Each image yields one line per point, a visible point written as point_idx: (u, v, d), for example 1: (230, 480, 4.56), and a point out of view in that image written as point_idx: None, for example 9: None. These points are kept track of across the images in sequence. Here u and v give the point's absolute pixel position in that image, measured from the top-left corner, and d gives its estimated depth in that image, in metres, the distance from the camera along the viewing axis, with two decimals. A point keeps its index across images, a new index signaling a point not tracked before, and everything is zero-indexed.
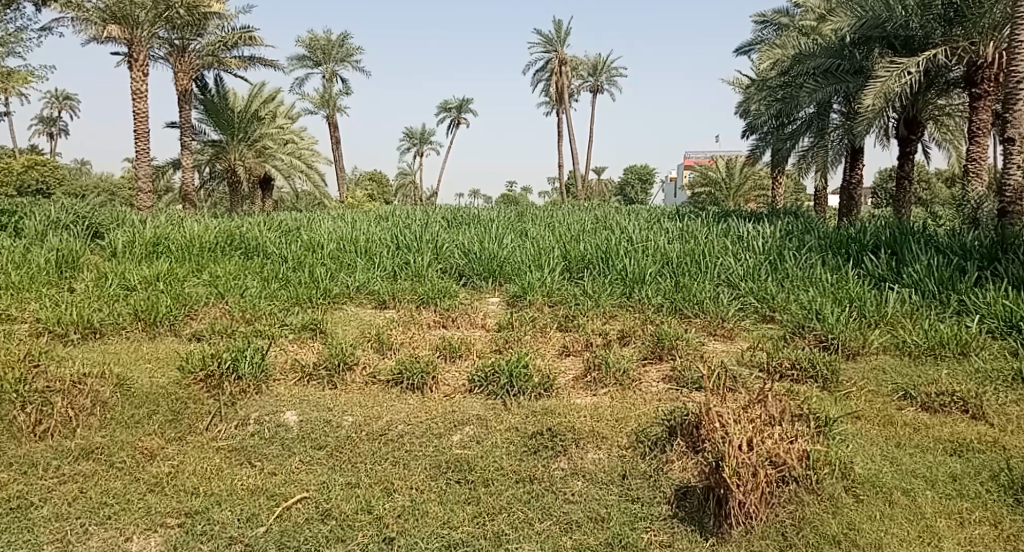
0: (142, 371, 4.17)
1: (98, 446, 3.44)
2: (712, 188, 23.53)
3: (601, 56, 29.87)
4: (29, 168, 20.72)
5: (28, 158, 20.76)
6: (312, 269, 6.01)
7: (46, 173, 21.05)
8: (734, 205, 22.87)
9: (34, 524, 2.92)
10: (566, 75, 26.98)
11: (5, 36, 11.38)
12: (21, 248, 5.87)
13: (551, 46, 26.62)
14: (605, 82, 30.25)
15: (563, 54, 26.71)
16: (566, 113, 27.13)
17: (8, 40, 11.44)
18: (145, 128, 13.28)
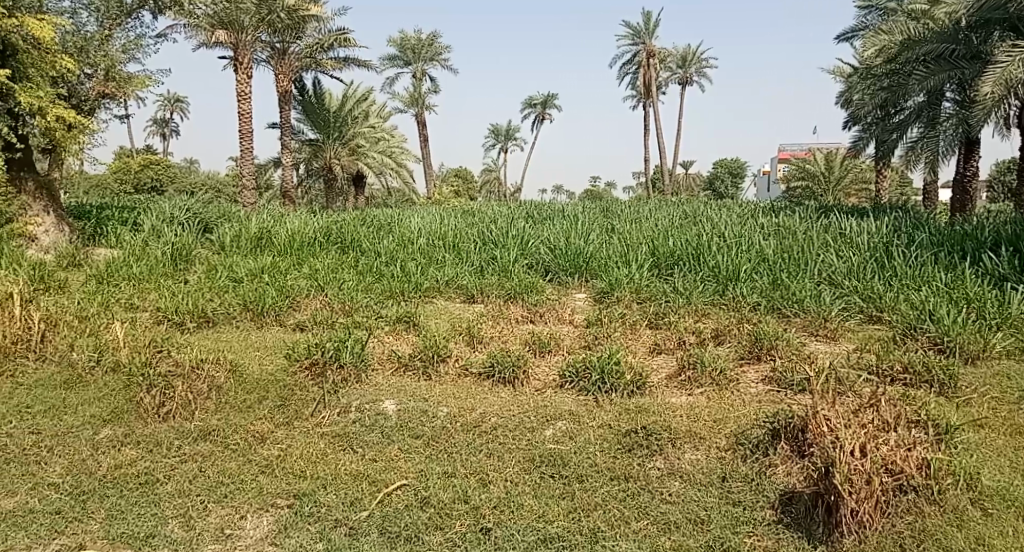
0: (252, 358, 4.42)
1: (215, 428, 3.66)
2: (809, 181, 22.60)
3: (690, 47, 29.15)
4: (144, 166, 22.15)
5: (144, 158, 22.32)
6: (404, 264, 6.18)
7: (160, 171, 22.45)
8: (833, 199, 21.85)
9: (161, 499, 3.11)
10: (654, 68, 26.42)
11: (127, 43, 12.18)
12: (141, 242, 6.30)
13: (638, 39, 26.19)
14: (695, 73, 29.53)
15: (651, 47, 26.22)
16: (653, 105, 26.61)
17: (130, 47, 12.26)
18: (249, 129, 13.97)
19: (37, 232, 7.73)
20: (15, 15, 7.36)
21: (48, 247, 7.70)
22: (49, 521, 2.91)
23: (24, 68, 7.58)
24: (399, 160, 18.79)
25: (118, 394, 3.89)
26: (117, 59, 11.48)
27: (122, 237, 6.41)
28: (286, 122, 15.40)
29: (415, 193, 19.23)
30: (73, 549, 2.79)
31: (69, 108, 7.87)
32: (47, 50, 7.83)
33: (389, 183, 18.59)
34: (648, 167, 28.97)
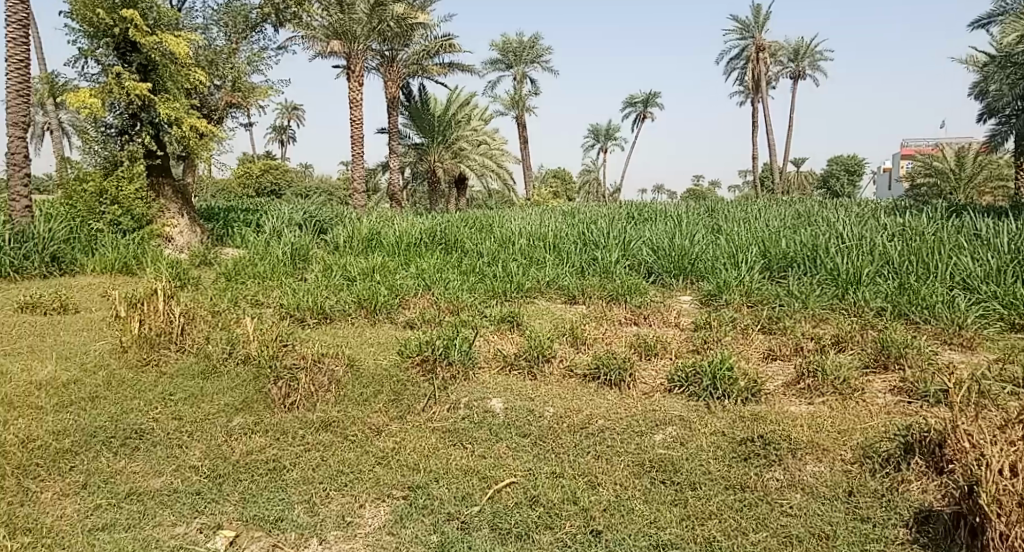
0: (367, 354, 4.62)
1: (335, 419, 3.85)
2: (938, 180, 20.98)
3: (803, 39, 27.86)
4: (264, 172, 23.60)
5: (263, 164, 23.81)
6: (506, 264, 6.24)
7: (278, 176, 23.88)
8: (966, 198, 20.31)
9: (288, 485, 3.30)
10: (764, 62, 25.42)
11: (252, 56, 13.04)
12: (263, 242, 6.73)
13: (748, 33, 25.30)
14: (808, 67, 28.22)
15: (761, 41, 25.26)
16: (763, 101, 25.60)
17: (255, 60, 13.11)
18: (360, 134, 14.59)
19: (173, 234, 8.44)
20: (156, 32, 8.08)
21: (183, 247, 8.40)
22: (191, 501, 3.13)
23: (164, 81, 8.30)
24: (500, 162, 19.06)
25: (248, 385, 4.17)
26: (243, 70, 12.29)
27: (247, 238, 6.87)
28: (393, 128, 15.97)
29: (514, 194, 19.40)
30: (212, 528, 2.99)
31: (201, 117, 8.54)
32: (183, 64, 8.53)
33: (489, 185, 18.90)
34: (756, 165, 27.88)
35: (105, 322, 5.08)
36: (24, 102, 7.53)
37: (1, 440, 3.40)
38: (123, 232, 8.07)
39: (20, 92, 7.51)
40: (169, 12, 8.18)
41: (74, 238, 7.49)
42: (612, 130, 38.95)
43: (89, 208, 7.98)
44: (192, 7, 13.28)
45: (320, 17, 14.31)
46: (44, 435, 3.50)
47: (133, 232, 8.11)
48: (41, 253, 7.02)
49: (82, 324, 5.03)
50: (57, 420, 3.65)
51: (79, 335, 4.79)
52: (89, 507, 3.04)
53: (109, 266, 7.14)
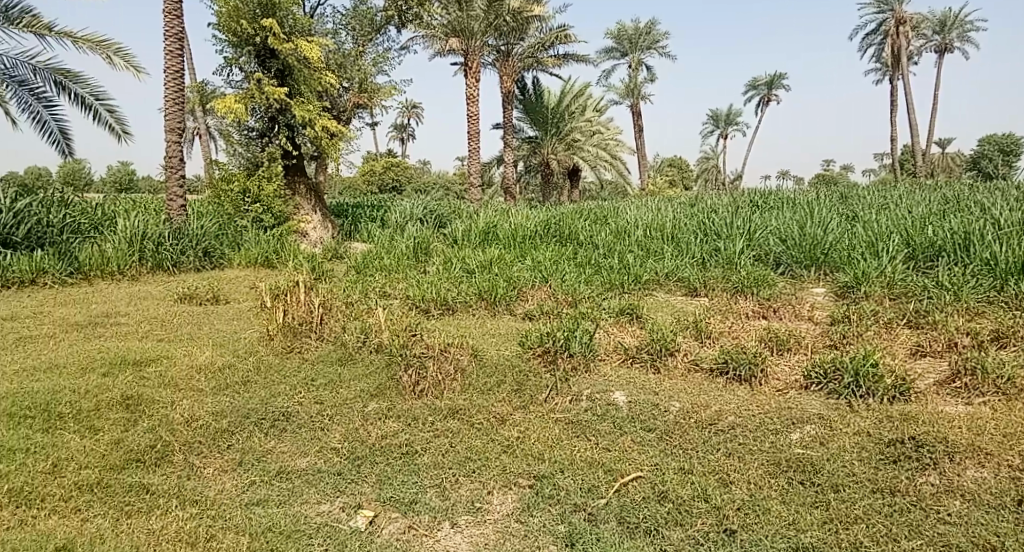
0: (490, 344, 4.72)
1: (461, 407, 3.96)
2: None
3: (950, 8, 25.47)
4: (385, 169, 24.67)
5: (384, 161, 24.90)
6: (622, 256, 6.14)
7: (400, 173, 24.87)
8: None
9: (419, 469, 3.43)
10: (905, 36, 23.47)
11: (376, 57, 13.63)
12: (388, 236, 7.03)
13: (886, 5, 23.45)
14: (956, 38, 25.79)
15: (901, 13, 23.34)
16: (902, 78, 23.65)
17: (378, 61, 13.70)
18: (477, 129, 14.91)
19: (307, 229, 9.00)
20: (292, 39, 8.64)
21: (316, 241, 8.93)
22: (333, 481, 3.32)
23: (298, 84, 8.85)
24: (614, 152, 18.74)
25: (381, 372, 4.37)
26: (368, 72, 12.88)
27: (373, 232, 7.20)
28: (508, 122, 16.20)
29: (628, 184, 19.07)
30: (353, 507, 3.16)
31: (331, 118, 9.04)
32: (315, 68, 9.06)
33: (603, 176, 18.67)
34: (895, 147, 25.84)
35: (251, 311, 5.50)
36: (180, 109, 8.26)
37: (169, 418, 3.75)
38: (264, 228, 8.70)
39: (177, 101, 8.24)
40: (302, 19, 8.72)
41: (223, 234, 8.13)
42: (733, 115, 37.42)
43: (235, 207, 8.67)
44: (320, 14, 14.06)
45: (439, 16, 14.71)
46: (205, 415, 3.83)
47: (273, 229, 8.73)
48: (195, 247, 7.68)
49: (232, 313, 5.48)
50: (216, 402, 3.99)
51: (230, 324, 5.21)
52: (245, 482, 3.30)
53: (254, 261, 7.74)
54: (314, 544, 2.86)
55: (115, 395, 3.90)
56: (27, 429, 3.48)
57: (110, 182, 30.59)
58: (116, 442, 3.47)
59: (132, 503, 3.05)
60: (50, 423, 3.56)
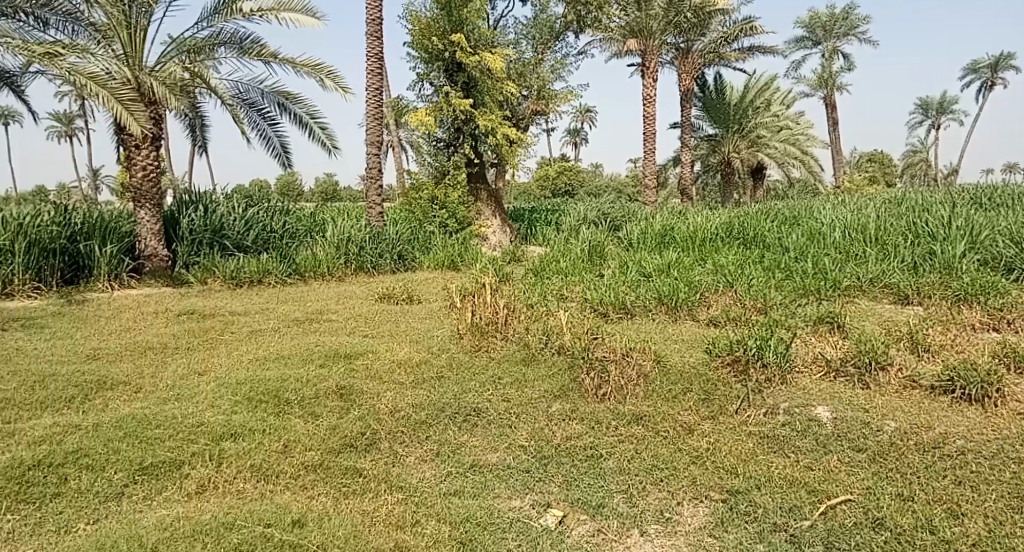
0: (674, 350, 4.60)
1: (646, 414, 3.90)
2: None
3: None
4: (560, 174, 25.06)
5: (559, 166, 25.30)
6: (816, 259, 5.72)
7: (574, 177, 25.12)
8: None
9: (605, 473, 3.41)
10: None
11: (555, 64, 13.92)
12: (563, 240, 7.15)
13: None
14: None
15: None
16: None
17: (557, 67, 13.94)
18: (652, 130, 14.66)
19: (487, 233, 9.48)
20: (477, 51, 9.06)
21: (495, 245, 9.35)
22: (522, 478, 3.41)
23: (482, 95, 9.27)
24: (804, 148, 17.19)
25: (564, 374, 4.43)
26: (546, 78, 13.16)
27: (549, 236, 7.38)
28: (687, 121, 15.85)
29: (820, 183, 17.40)
30: (543, 505, 3.21)
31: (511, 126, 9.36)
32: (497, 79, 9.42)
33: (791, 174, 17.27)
34: None
35: (440, 311, 5.83)
36: (379, 124, 8.98)
37: (375, 409, 4.08)
38: (449, 233, 9.20)
39: (375, 116, 8.96)
40: (486, 32, 9.11)
41: (414, 238, 8.73)
42: (946, 103, 33.41)
43: (423, 213, 9.25)
44: (499, 26, 14.62)
45: (618, 18, 14.78)
46: (405, 407, 4.11)
47: (456, 233, 9.21)
48: (391, 250, 8.30)
49: (424, 312, 5.84)
50: (415, 395, 4.27)
51: (423, 322, 5.57)
52: (443, 473, 3.49)
53: (440, 263, 8.23)
54: (507, 538, 2.94)
55: (331, 385, 4.33)
56: (263, 412, 3.95)
57: (316, 192, 34.15)
58: (333, 428, 3.84)
59: (348, 484, 3.35)
60: (280, 408, 4.02)
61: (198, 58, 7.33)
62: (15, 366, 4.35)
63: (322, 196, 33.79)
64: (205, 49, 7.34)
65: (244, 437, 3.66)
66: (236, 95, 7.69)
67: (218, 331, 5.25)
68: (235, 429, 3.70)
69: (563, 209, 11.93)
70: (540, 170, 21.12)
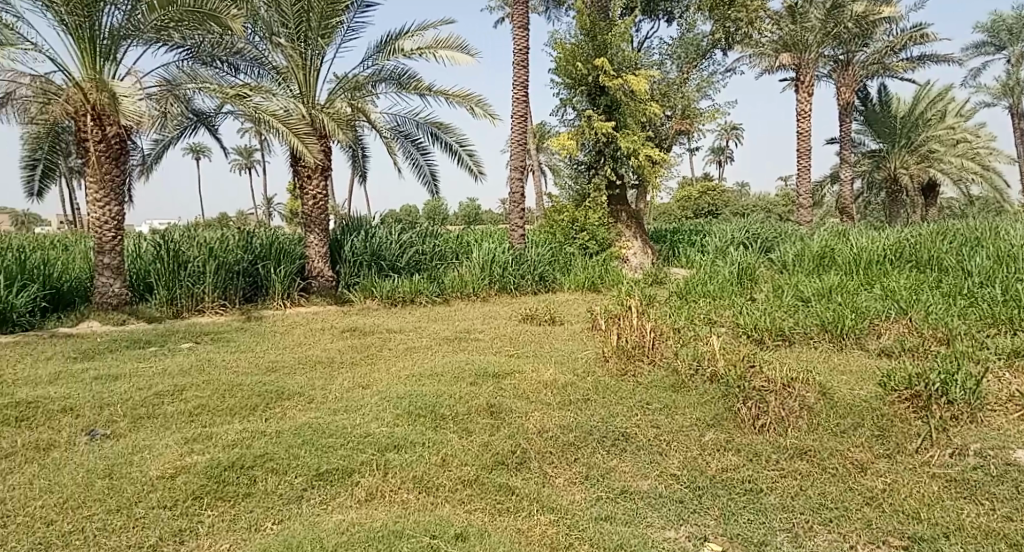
0: (842, 382, 4.31)
1: (811, 448, 3.67)
2: None
3: None
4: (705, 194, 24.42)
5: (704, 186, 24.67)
6: (1007, 285, 5.17)
7: (719, 197, 24.35)
8: None
9: (766, 509, 3.23)
10: None
11: (702, 81, 13.73)
12: (710, 263, 7.00)
13: None
14: None
15: None
16: None
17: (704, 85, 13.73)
18: (807, 146, 13.97)
19: (628, 254, 9.49)
20: (621, 74, 9.21)
21: (636, 266, 9.31)
22: (676, 508, 3.30)
23: (625, 117, 9.33)
24: (986, 163, 15.70)
25: (718, 402, 4.26)
26: (692, 97, 12.96)
27: (698, 258, 7.27)
28: (847, 136, 15.04)
29: (1006, 202, 15.82)
30: (700, 538, 3.09)
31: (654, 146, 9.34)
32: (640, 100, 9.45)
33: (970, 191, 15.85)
34: None
35: (584, 333, 5.85)
36: (523, 149, 9.21)
37: (524, 428, 4.14)
38: (589, 254, 9.33)
39: (520, 142, 9.20)
40: (630, 55, 9.24)
41: (556, 259, 8.85)
42: None
43: (564, 234, 9.48)
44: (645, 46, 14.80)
45: (770, 33, 14.50)
46: (553, 428, 4.14)
47: (596, 254, 9.36)
48: (533, 272, 8.46)
49: (568, 334, 5.88)
50: (562, 416, 4.29)
51: (568, 343, 5.60)
52: (593, 497, 3.46)
53: (583, 285, 8.30)
54: None
55: (482, 402, 4.46)
56: (422, 426, 4.14)
57: (462, 216, 35.73)
58: (485, 444, 3.94)
59: (502, 502, 3.41)
60: (437, 423, 4.21)
61: (362, 94, 7.92)
62: (209, 375, 4.85)
63: (466, 219, 35.16)
64: (368, 85, 7.93)
65: (405, 448, 3.85)
66: (394, 128, 8.21)
67: (377, 348, 5.59)
68: (397, 441, 3.91)
69: (708, 229, 11.62)
70: (683, 190, 20.74)
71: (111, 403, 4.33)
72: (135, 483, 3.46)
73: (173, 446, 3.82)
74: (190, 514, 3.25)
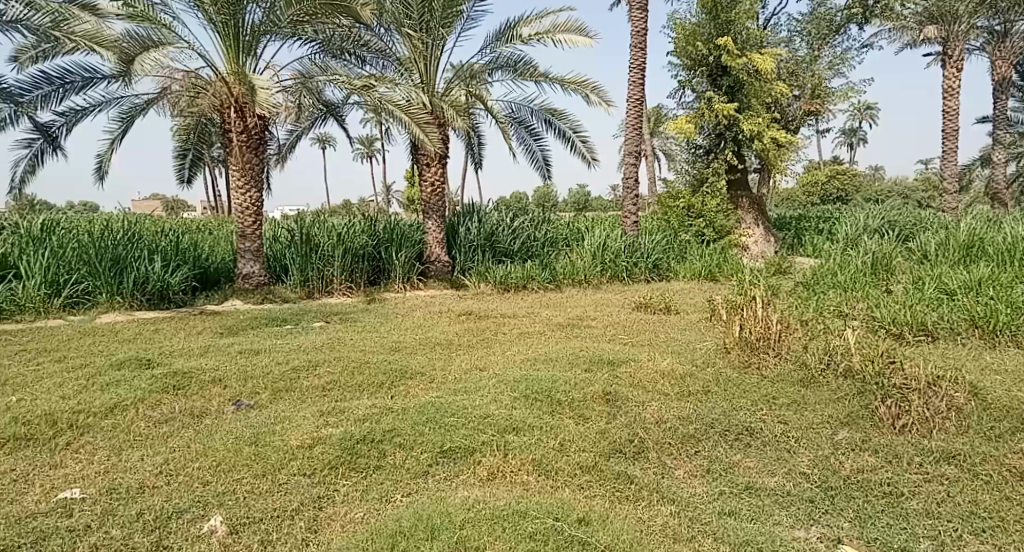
0: (996, 383, 3.99)
1: (960, 452, 3.41)
2: None
3: None
4: (832, 178, 23.09)
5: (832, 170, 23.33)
6: None
7: (848, 181, 22.96)
8: None
9: (909, 514, 3.03)
10: None
11: (834, 59, 13.00)
12: (840, 252, 6.68)
13: None
14: None
15: None
16: None
17: (836, 63, 12.95)
18: (954, 127, 12.86)
19: (749, 243, 10.15)
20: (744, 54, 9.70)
21: (757, 255, 10.05)
22: (806, 508, 3.14)
23: (748, 98, 9.87)
24: None
25: (852, 399, 4.05)
26: (823, 76, 12.33)
27: (826, 247, 6.96)
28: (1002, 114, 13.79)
29: None
30: (833, 540, 2.92)
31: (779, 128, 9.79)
32: (764, 81, 9.92)
33: None
34: None
35: (702, 323, 5.72)
36: (638, 133, 9.05)
37: (642, 417, 4.09)
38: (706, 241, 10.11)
39: (635, 126, 9.04)
40: (755, 33, 9.79)
41: (670, 248, 8.90)
42: None
43: (680, 221, 10.24)
44: (771, 23, 14.19)
45: (914, 4, 13.49)
46: (672, 419, 4.06)
47: (714, 241, 10.05)
48: (647, 260, 8.50)
49: (684, 323, 5.77)
50: (682, 407, 4.21)
51: (686, 333, 5.49)
52: (715, 491, 3.35)
53: (699, 273, 8.28)
54: None
55: (598, 389, 4.44)
56: (539, 409, 4.18)
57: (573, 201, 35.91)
58: (603, 432, 3.93)
59: (622, 490, 3.39)
60: (554, 408, 4.23)
61: (480, 81, 8.06)
62: (338, 352, 5.15)
63: (578, 205, 35.18)
64: (485, 72, 8.06)
65: (524, 431, 3.90)
66: (510, 114, 8.30)
67: (493, 332, 5.70)
68: (516, 424, 3.97)
69: (840, 216, 11.57)
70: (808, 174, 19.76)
71: (253, 375, 4.68)
72: (278, 451, 3.71)
73: (310, 418, 4.08)
74: (328, 482, 3.45)
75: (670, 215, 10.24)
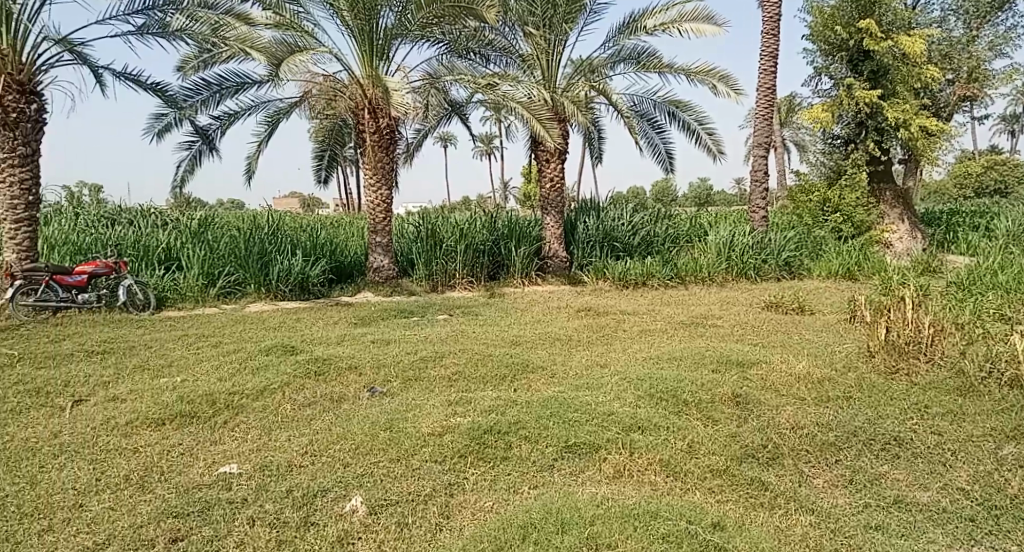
0: None
1: None
2: None
3: None
4: (987, 169, 21.12)
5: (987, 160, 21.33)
6: None
7: (1007, 171, 20.89)
8: None
9: None
10: None
11: (995, 39, 11.91)
12: (1000, 250, 6.15)
13: None
14: None
15: None
16: None
17: (997, 43, 11.85)
18: None
19: (893, 239, 9.82)
20: (890, 36, 9.43)
21: (902, 252, 9.67)
22: (965, 527, 2.89)
23: (893, 84, 9.58)
24: None
25: (1020, 412, 3.70)
26: (981, 58, 11.34)
27: (984, 245, 6.44)
28: None
29: None
30: None
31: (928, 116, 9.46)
32: (913, 64, 9.65)
33: None
34: None
35: (840, 325, 5.42)
36: (767, 124, 8.68)
37: (776, 422, 3.91)
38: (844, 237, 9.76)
39: (765, 116, 8.67)
40: (903, 13, 9.43)
41: (802, 245, 8.61)
42: None
43: (814, 217, 9.99)
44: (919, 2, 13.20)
45: None
46: (809, 424, 3.86)
47: (851, 237, 9.73)
48: (777, 257, 8.24)
49: (819, 325, 5.48)
50: (820, 413, 3.99)
51: (821, 335, 5.21)
52: (859, 503, 3.14)
53: (834, 271, 7.98)
54: None
55: (727, 390, 4.30)
56: (664, 409, 4.11)
57: (692, 195, 35.08)
58: (732, 435, 3.79)
59: (756, 496, 3.25)
60: (680, 408, 4.14)
61: (603, 76, 8.02)
62: (462, 345, 5.29)
63: (698, 199, 34.26)
64: (607, 66, 8.01)
65: (650, 431, 3.84)
66: (633, 108, 8.19)
67: (612, 328, 5.65)
68: (641, 423, 3.91)
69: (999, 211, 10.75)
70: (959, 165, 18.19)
71: (385, 364, 4.91)
72: (410, 437, 3.86)
73: (439, 407, 4.22)
74: (458, 470, 3.55)
75: (804, 210, 10.04)
